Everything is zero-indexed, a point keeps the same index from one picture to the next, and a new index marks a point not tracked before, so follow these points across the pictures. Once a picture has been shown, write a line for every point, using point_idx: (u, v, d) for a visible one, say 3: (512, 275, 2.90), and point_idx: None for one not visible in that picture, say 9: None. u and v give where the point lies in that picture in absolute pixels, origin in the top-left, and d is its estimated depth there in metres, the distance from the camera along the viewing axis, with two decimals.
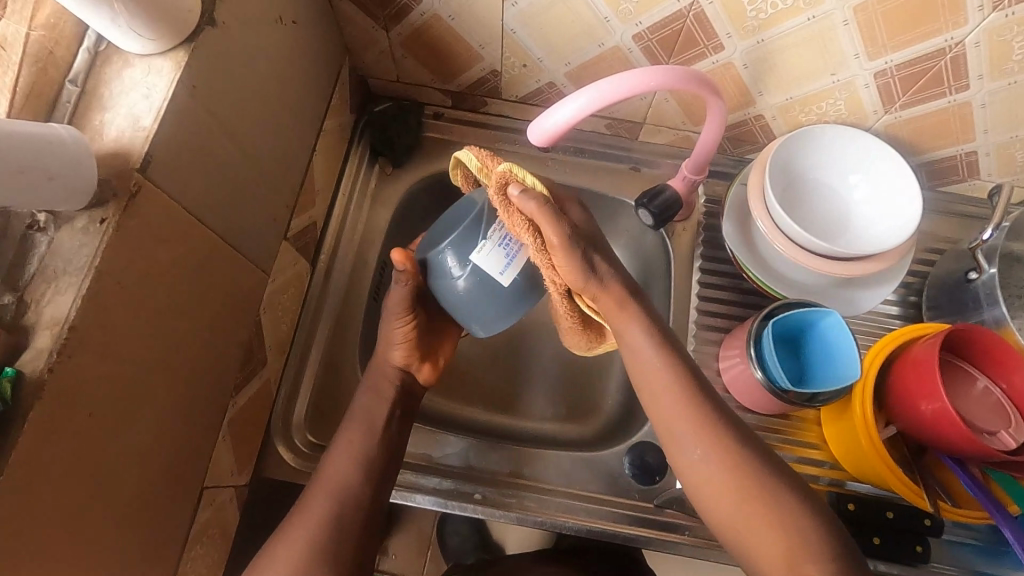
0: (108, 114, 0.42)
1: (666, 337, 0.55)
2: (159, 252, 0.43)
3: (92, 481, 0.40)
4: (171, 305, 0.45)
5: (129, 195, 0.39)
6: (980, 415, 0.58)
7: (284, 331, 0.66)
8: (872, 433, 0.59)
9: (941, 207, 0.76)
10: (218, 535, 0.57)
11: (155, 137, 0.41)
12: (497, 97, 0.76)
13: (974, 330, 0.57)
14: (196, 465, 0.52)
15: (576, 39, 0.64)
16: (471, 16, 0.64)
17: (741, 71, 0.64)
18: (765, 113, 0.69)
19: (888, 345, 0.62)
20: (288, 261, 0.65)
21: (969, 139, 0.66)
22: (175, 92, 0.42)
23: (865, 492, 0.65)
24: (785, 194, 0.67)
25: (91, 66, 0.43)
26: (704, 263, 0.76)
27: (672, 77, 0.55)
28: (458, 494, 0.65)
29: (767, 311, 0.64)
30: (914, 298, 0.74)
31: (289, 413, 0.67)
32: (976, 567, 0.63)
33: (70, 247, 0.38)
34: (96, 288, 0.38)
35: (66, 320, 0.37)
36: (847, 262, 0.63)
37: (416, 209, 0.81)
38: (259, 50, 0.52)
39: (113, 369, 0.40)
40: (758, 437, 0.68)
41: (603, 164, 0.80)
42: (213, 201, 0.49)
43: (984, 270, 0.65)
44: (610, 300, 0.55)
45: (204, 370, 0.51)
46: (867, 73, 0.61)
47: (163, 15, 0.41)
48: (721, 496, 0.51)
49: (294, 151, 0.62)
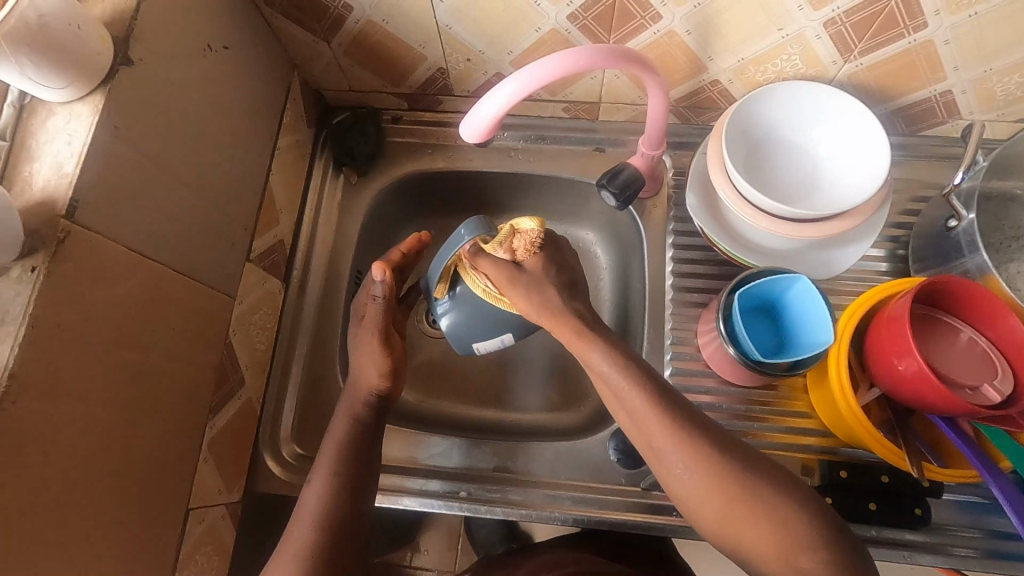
0: (35, 164, 0.43)
1: (631, 360, 0.55)
2: (100, 291, 0.44)
3: (59, 515, 0.42)
4: (119, 340, 0.46)
5: (57, 242, 0.41)
6: (962, 369, 0.56)
7: (261, 350, 0.68)
8: (850, 399, 0.57)
9: (923, 151, 0.73)
10: (213, 551, 0.60)
11: (79, 181, 0.43)
12: (450, 94, 0.76)
13: (951, 282, 0.54)
14: (176, 488, 0.54)
15: (512, 27, 0.63)
16: (403, 17, 0.63)
17: (685, 38, 0.62)
18: (720, 77, 0.67)
19: (861, 307, 0.60)
20: (255, 282, 0.66)
21: (939, 79, 0.63)
22: (95, 135, 0.44)
23: (859, 456, 0.64)
24: (746, 161, 0.64)
25: (17, 119, 0.45)
26: (676, 238, 0.74)
27: (602, 54, 0.53)
28: (444, 493, 0.66)
29: (736, 282, 0.63)
30: (903, 251, 0.71)
31: (276, 429, 0.68)
32: (989, 525, 0.61)
33: (6, 297, 0.40)
34: (34, 334, 0.40)
35: (6, 368, 0.39)
36: (817, 224, 0.60)
37: (390, 212, 0.81)
38: (190, 80, 0.53)
39: (63, 409, 0.42)
40: (743, 411, 0.66)
41: (567, 149, 0.78)
42: (155, 234, 0.50)
43: (962, 216, 0.61)
44: (569, 330, 0.57)
45: (171, 398, 0.53)
46: (815, 23, 0.58)
47: (71, 64, 0.42)
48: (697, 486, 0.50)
49: (246, 174, 0.63)
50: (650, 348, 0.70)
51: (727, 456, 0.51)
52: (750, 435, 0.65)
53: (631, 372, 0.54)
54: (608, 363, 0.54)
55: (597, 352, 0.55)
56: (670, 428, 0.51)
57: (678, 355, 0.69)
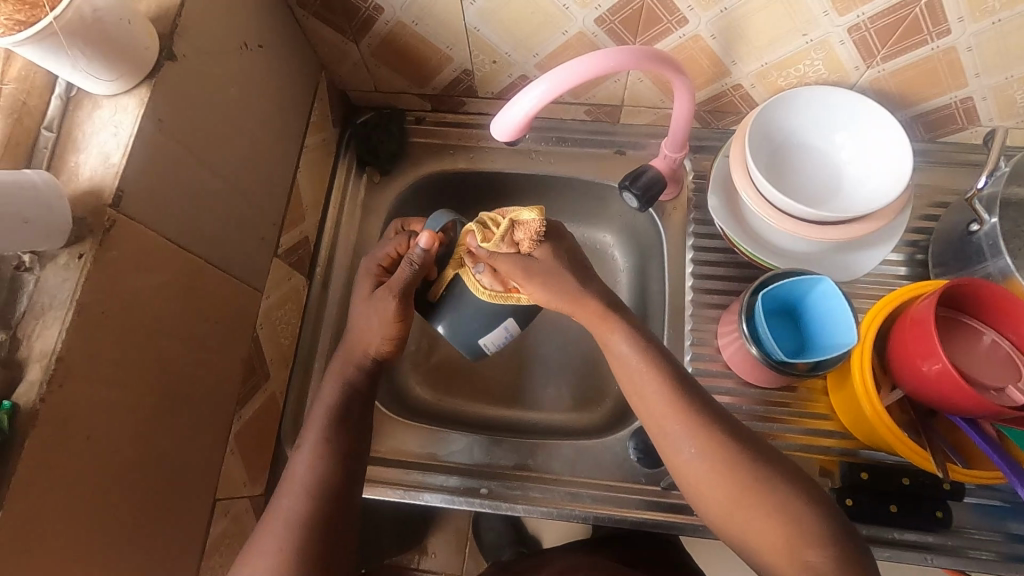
0: (82, 155, 0.44)
1: (652, 346, 0.55)
2: (142, 280, 0.45)
3: (98, 499, 0.43)
4: (158, 328, 0.47)
5: (104, 230, 0.42)
6: (986, 371, 0.56)
7: (286, 344, 0.68)
8: (874, 399, 0.58)
9: (942, 158, 0.73)
10: (236, 543, 0.60)
11: (124, 172, 0.44)
12: (473, 96, 0.77)
13: (975, 284, 0.55)
14: (205, 478, 0.55)
15: (539, 30, 0.64)
16: (433, 19, 0.64)
17: (710, 42, 0.63)
18: (742, 81, 0.68)
19: (884, 309, 0.61)
20: (282, 277, 0.67)
21: (961, 86, 0.63)
22: (140, 127, 0.45)
23: (880, 459, 0.64)
24: (769, 164, 0.65)
25: (64, 111, 0.46)
26: (696, 240, 0.74)
27: (631, 55, 0.54)
28: (464, 490, 0.66)
29: (758, 283, 0.63)
30: (923, 256, 0.71)
31: (298, 423, 0.69)
32: (1009, 529, 0.62)
33: (55, 283, 0.41)
34: (80, 320, 0.41)
35: (54, 352, 0.40)
36: (840, 226, 0.60)
37: (410, 211, 0.82)
38: (227, 76, 0.54)
39: (105, 394, 0.43)
40: (763, 412, 0.66)
41: (588, 152, 0.79)
42: (192, 226, 0.51)
43: (985, 220, 0.62)
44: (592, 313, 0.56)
45: (203, 387, 0.53)
46: (840, 29, 0.59)
47: (120, 58, 0.43)
48: (742, 473, 0.50)
49: (276, 170, 0.64)
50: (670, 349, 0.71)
51: (743, 446, 0.51)
52: (770, 435, 0.65)
53: (650, 355, 0.54)
54: (629, 344, 0.55)
55: (620, 335, 0.55)
56: (677, 407, 0.52)
57: (698, 356, 0.69)
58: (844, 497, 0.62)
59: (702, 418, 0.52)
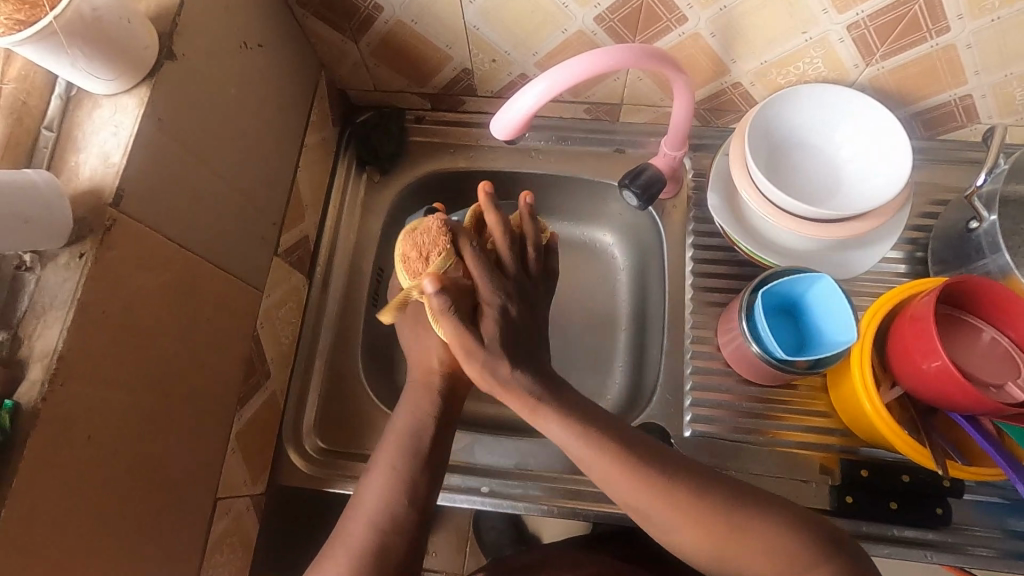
0: (82, 154, 0.44)
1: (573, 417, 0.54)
2: (143, 279, 0.45)
3: (99, 497, 0.43)
4: (159, 328, 0.47)
5: (105, 229, 0.42)
6: (985, 367, 0.56)
7: (286, 344, 0.68)
8: (874, 397, 0.58)
9: (941, 155, 0.73)
10: (237, 542, 0.60)
11: (125, 171, 0.44)
12: (472, 95, 0.77)
13: (974, 281, 0.55)
14: (206, 476, 0.55)
15: (539, 29, 0.64)
16: (432, 18, 0.64)
17: (709, 40, 0.63)
18: (742, 79, 0.68)
19: (884, 306, 0.61)
20: (282, 277, 0.67)
21: (960, 83, 0.64)
22: (141, 126, 0.45)
23: (879, 456, 0.64)
24: (768, 162, 0.65)
25: (64, 111, 0.46)
26: (696, 238, 0.74)
27: (630, 54, 0.54)
28: (465, 488, 0.67)
29: (758, 282, 0.63)
30: (922, 254, 0.71)
31: (298, 422, 0.69)
32: (1008, 526, 0.62)
33: (55, 282, 0.41)
34: (81, 319, 0.41)
35: (55, 351, 0.40)
36: (840, 224, 0.61)
37: (410, 211, 0.82)
38: (227, 75, 0.54)
39: (106, 393, 0.43)
40: (763, 410, 0.66)
41: (588, 150, 0.79)
42: (192, 225, 0.51)
43: (984, 217, 0.62)
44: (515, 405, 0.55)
45: (203, 387, 0.53)
46: (839, 26, 0.59)
47: (120, 57, 0.43)
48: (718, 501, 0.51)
49: (276, 170, 0.64)
50: (670, 348, 0.71)
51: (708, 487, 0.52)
52: (769, 434, 0.66)
53: (574, 427, 0.54)
54: (549, 421, 0.54)
55: (544, 417, 0.54)
56: (624, 469, 0.52)
57: (698, 354, 0.69)
58: (843, 495, 0.62)
59: (648, 470, 0.52)
